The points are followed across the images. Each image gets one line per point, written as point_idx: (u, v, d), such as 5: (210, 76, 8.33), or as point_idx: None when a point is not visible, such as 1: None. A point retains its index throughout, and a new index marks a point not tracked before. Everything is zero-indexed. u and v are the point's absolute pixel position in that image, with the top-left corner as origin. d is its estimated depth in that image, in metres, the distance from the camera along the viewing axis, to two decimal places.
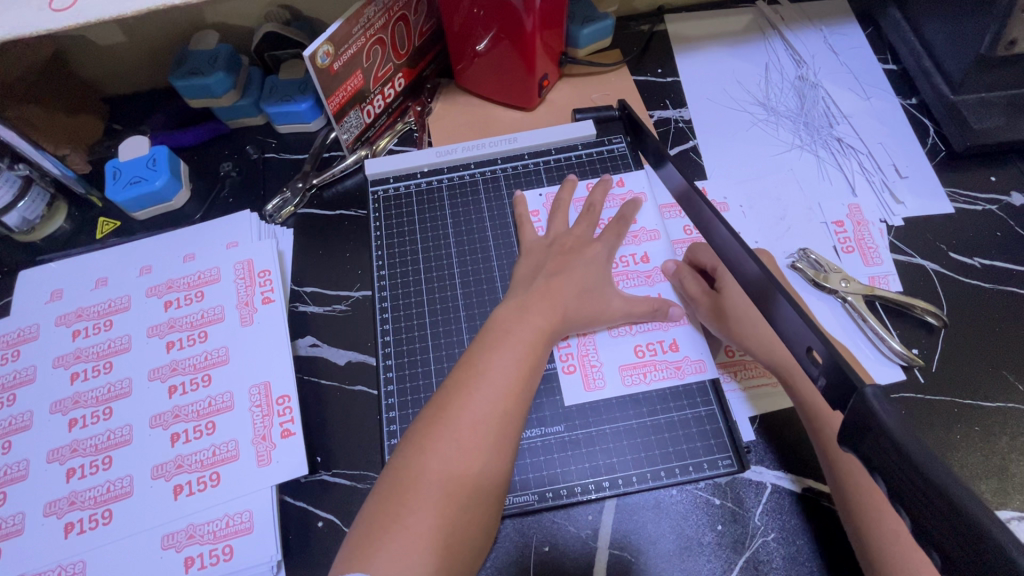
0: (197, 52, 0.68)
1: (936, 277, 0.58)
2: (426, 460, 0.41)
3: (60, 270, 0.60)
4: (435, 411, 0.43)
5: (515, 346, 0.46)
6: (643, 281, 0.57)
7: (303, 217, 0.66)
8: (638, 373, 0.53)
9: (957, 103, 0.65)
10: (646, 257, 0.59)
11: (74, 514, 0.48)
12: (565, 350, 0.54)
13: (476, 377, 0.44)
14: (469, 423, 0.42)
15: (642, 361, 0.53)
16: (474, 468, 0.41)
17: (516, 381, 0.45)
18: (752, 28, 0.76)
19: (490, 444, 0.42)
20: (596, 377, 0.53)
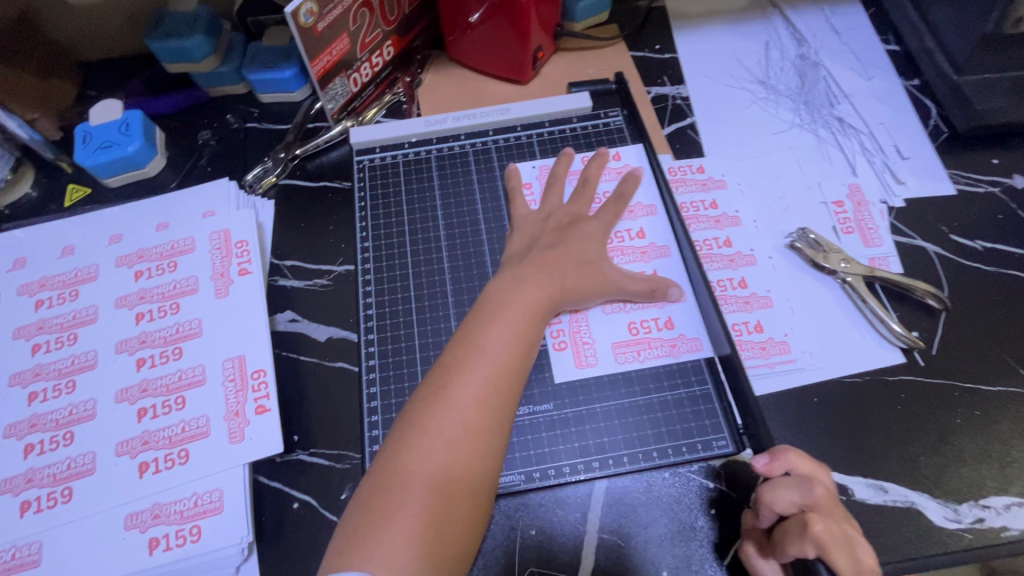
0: (176, 14, 0.65)
1: (937, 259, 0.57)
2: (426, 439, 0.39)
3: (24, 238, 0.57)
4: (433, 386, 0.41)
5: (513, 321, 0.44)
6: (638, 258, 0.55)
7: (285, 189, 0.63)
8: (631, 351, 0.51)
9: (961, 82, 0.63)
10: (643, 233, 0.56)
11: (30, 493, 0.45)
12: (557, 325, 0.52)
13: (475, 350, 0.42)
14: (469, 400, 0.40)
15: (635, 338, 0.51)
16: (476, 445, 0.39)
17: (515, 353, 0.43)
18: (752, 6, 0.74)
19: (493, 420, 0.40)
20: (588, 354, 0.50)
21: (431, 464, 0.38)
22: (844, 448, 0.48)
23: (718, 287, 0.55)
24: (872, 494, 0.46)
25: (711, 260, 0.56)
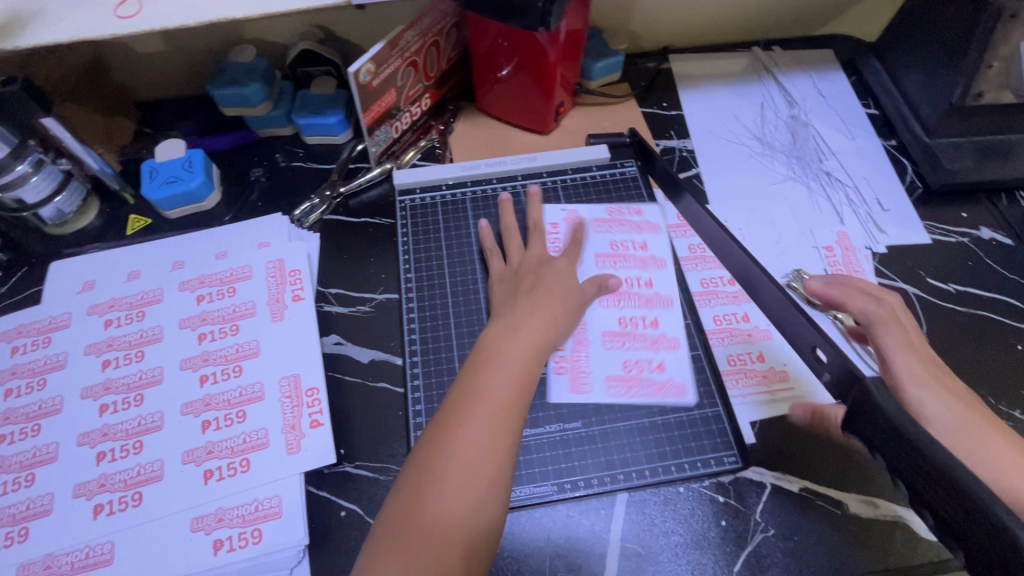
0: (236, 64, 0.72)
1: (916, 300, 0.64)
2: (454, 437, 0.41)
3: (94, 263, 0.63)
4: (460, 392, 0.44)
5: (526, 335, 0.49)
6: (642, 303, 0.61)
7: (329, 223, 0.68)
8: (621, 386, 0.56)
9: (932, 145, 0.72)
10: (647, 281, 0.63)
11: (103, 496, 0.50)
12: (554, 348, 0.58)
13: (496, 359, 0.46)
14: (494, 402, 0.43)
15: (627, 375, 0.57)
16: (500, 446, 0.42)
17: (529, 367, 0.47)
18: (748, 70, 0.83)
19: (513, 421, 0.43)
20: (588, 379, 0.56)
21: (461, 460, 0.41)
22: (839, 466, 0.53)
23: (724, 320, 0.61)
24: (866, 509, 0.52)
25: (717, 296, 0.63)
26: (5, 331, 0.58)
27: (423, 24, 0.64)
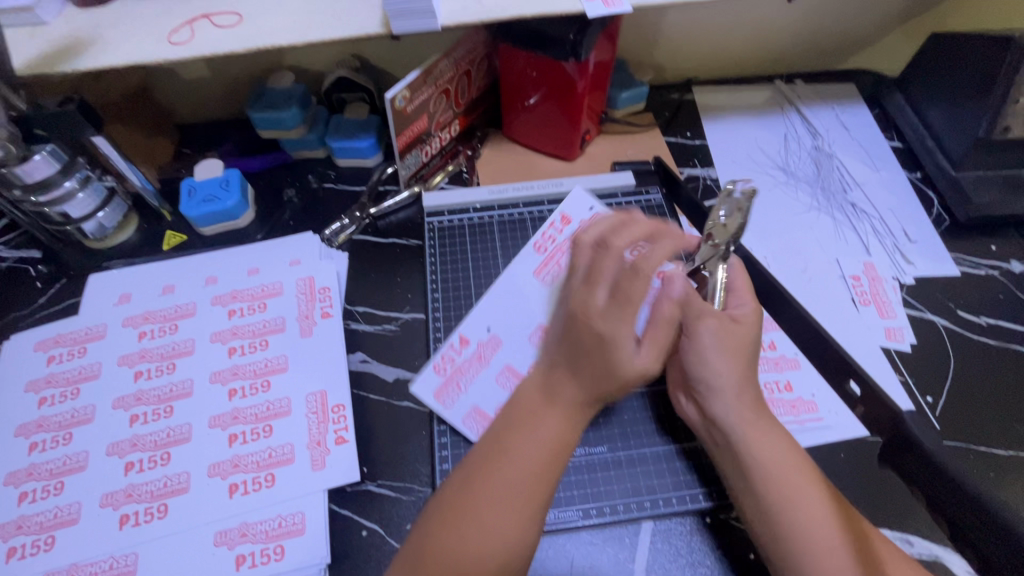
0: (274, 89, 0.74)
1: (946, 332, 0.63)
2: (462, 522, 0.41)
3: (131, 276, 0.64)
4: (480, 467, 0.43)
5: (558, 412, 0.45)
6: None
7: (358, 243, 0.70)
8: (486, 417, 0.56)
9: (958, 177, 0.72)
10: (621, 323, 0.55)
11: (129, 507, 0.50)
12: (453, 407, 0.56)
13: (518, 441, 0.44)
14: (518, 471, 0.43)
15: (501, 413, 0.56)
16: (511, 526, 0.41)
17: (563, 437, 0.45)
18: (771, 102, 0.84)
19: (528, 513, 0.42)
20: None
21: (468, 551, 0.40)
22: (870, 501, 0.52)
23: None
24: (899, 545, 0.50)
25: None
26: (42, 340, 0.60)
27: (457, 54, 0.67)
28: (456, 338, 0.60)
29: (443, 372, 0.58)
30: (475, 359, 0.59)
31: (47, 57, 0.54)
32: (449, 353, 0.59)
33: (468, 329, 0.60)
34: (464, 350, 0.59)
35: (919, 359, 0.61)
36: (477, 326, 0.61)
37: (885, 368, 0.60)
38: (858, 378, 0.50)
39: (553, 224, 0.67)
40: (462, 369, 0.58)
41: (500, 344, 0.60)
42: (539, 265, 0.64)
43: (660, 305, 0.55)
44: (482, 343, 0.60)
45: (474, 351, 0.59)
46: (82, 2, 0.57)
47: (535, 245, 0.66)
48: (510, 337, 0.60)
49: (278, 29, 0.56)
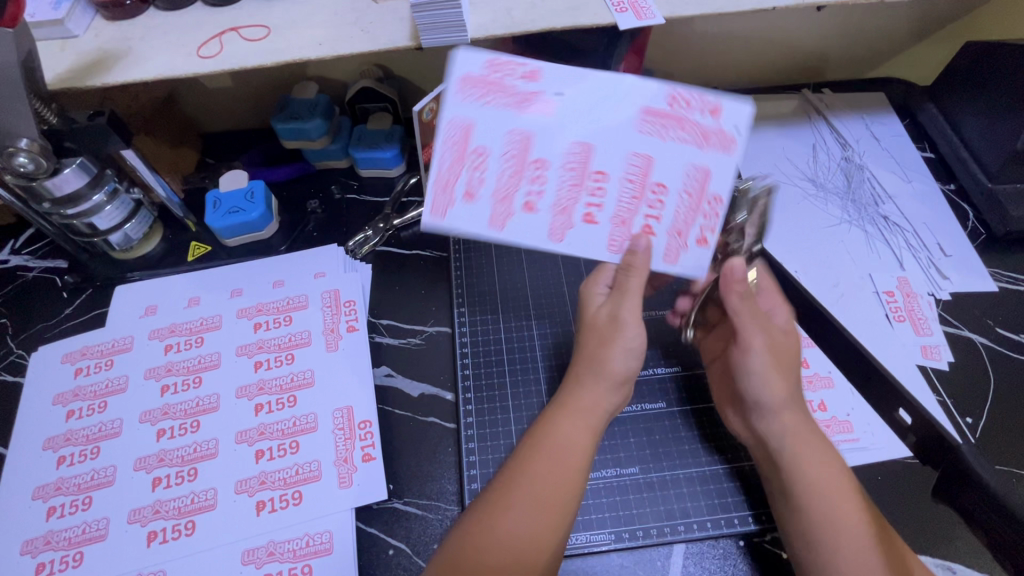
0: (298, 100, 0.74)
1: (985, 350, 0.61)
2: (488, 536, 0.42)
3: (157, 288, 0.64)
4: (501, 481, 0.45)
5: (576, 416, 0.48)
6: (627, 206, 0.51)
7: (381, 254, 0.69)
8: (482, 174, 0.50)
9: (995, 190, 0.70)
10: (663, 186, 0.50)
11: (157, 524, 0.50)
12: (442, 218, 0.50)
13: (540, 448, 0.46)
14: (537, 481, 0.44)
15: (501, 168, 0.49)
16: (531, 534, 0.42)
17: (583, 448, 0.46)
18: (798, 112, 0.83)
19: (552, 521, 0.43)
20: (506, 220, 0.51)
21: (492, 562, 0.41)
22: (910, 527, 0.51)
23: None
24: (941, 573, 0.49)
25: None
26: (70, 352, 0.60)
27: None
28: (519, 60, 0.49)
29: (475, 99, 0.48)
30: (490, 120, 0.48)
31: (76, 72, 0.54)
32: (499, 100, 0.48)
33: (544, 73, 0.48)
34: (505, 94, 0.48)
35: (957, 378, 0.59)
36: (550, 80, 0.49)
37: (922, 387, 0.58)
38: (909, 407, 0.49)
39: (702, 98, 0.49)
40: (499, 90, 0.48)
41: (531, 137, 0.49)
42: (665, 108, 0.48)
43: (673, 245, 0.51)
44: (523, 114, 0.48)
45: (487, 120, 0.49)
46: (111, 16, 0.58)
47: (671, 95, 0.48)
48: (566, 117, 0.49)
49: (306, 43, 0.56)
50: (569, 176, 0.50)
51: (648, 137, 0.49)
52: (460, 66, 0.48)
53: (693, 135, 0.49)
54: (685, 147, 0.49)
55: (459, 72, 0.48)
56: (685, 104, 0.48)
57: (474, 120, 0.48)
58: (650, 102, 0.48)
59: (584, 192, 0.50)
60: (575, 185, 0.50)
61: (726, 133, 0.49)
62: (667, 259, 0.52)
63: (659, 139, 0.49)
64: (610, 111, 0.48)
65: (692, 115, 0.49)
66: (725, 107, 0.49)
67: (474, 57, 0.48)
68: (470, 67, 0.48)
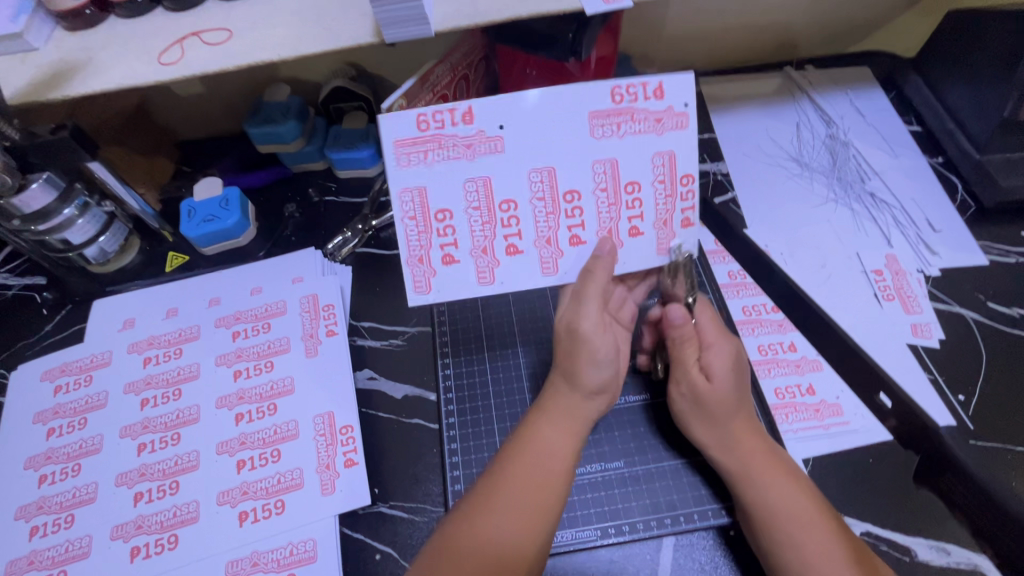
0: (270, 103, 0.73)
1: (976, 326, 0.60)
2: (479, 537, 0.41)
3: (135, 301, 0.64)
4: (488, 481, 0.45)
5: (558, 420, 0.48)
6: (609, 215, 0.50)
7: (362, 256, 0.68)
8: (416, 150, 0.47)
9: (983, 161, 0.68)
10: (635, 184, 0.50)
11: (140, 539, 0.49)
12: (429, 293, 0.51)
13: (526, 448, 0.46)
14: (523, 481, 0.44)
15: (478, 211, 0.49)
16: (520, 533, 0.42)
17: (565, 450, 0.46)
18: (781, 91, 0.82)
19: (540, 522, 0.43)
20: (494, 273, 0.51)
21: (482, 563, 0.40)
22: (904, 510, 0.50)
23: (770, 350, 0.59)
24: (936, 556, 0.48)
25: (761, 324, 0.61)
26: (50, 369, 0.60)
27: (452, 58, 0.64)
28: (447, 106, 0.47)
29: (421, 164, 0.48)
30: (443, 175, 0.48)
31: (36, 85, 0.53)
32: (447, 155, 0.48)
33: (477, 111, 0.47)
34: (449, 145, 0.47)
35: (949, 355, 0.58)
36: (488, 117, 0.47)
37: (912, 366, 0.57)
38: (889, 391, 0.49)
39: (643, 84, 0.48)
40: (444, 142, 0.47)
41: (491, 180, 0.48)
42: (612, 106, 0.47)
43: (663, 236, 0.51)
44: (475, 159, 0.48)
45: (439, 175, 0.48)
46: (71, 26, 0.57)
47: (613, 90, 0.47)
48: (518, 151, 0.48)
49: (268, 44, 0.55)
50: (540, 206, 0.49)
51: (604, 141, 0.48)
52: (387, 131, 0.47)
53: (651, 122, 0.48)
54: (641, 139, 0.48)
55: (390, 138, 0.47)
56: (631, 97, 0.48)
57: (428, 183, 0.48)
58: (596, 106, 0.48)
59: (561, 218, 0.50)
60: (548, 216, 0.50)
61: (677, 111, 0.48)
62: (657, 249, 0.52)
63: (616, 138, 0.48)
64: (523, 129, 0.48)
65: (642, 105, 0.48)
66: (668, 86, 0.48)
67: (395, 118, 0.47)
68: (398, 133, 0.47)
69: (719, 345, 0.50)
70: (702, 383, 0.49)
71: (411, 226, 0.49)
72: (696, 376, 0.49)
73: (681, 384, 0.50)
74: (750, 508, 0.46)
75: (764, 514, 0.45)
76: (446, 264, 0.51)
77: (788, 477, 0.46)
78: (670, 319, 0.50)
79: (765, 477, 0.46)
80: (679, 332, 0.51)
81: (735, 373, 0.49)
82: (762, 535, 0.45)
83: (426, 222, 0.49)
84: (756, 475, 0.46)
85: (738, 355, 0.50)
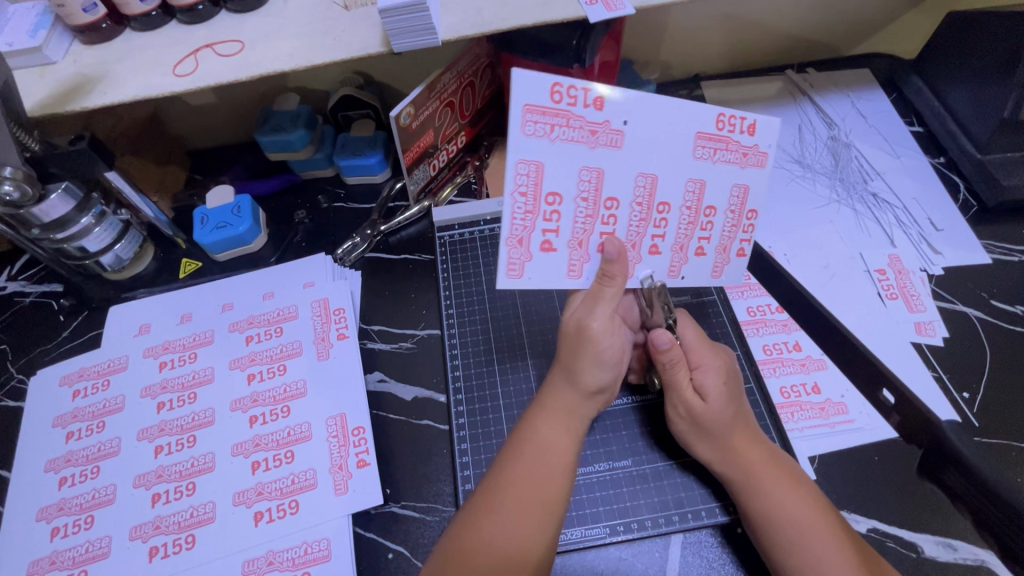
0: (280, 112, 0.74)
1: (979, 323, 0.60)
2: (482, 547, 0.42)
3: (150, 307, 0.65)
4: (489, 486, 0.45)
5: (553, 418, 0.48)
6: (637, 230, 0.49)
7: (371, 260, 0.69)
8: (542, 123, 0.43)
9: (985, 161, 0.69)
10: (713, 209, 0.51)
11: (158, 539, 0.51)
12: (520, 277, 0.49)
13: (524, 450, 0.46)
14: (525, 484, 0.44)
15: (586, 203, 0.47)
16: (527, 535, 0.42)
17: (563, 449, 0.47)
18: (782, 93, 0.82)
19: (544, 520, 0.43)
20: (583, 267, 0.50)
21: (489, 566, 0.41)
22: (909, 507, 0.50)
23: (775, 350, 0.60)
24: (943, 552, 0.48)
25: (766, 324, 0.62)
26: (67, 374, 0.61)
27: (460, 66, 0.65)
28: (584, 84, 0.43)
29: (544, 137, 0.44)
30: (564, 157, 0.45)
31: (55, 97, 0.55)
32: (571, 136, 0.44)
33: (610, 100, 0.43)
34: (576, 125, 0.44)
35: (952, 353, 0.59)
36: (619, 106, 0.44)
37: (916, 364, 0.58)
38: (891, 386, 0.53)
39: (744, 117, 0.48)
40: (571, 121, 0.43)
41: (604, 174, 0.46)
42: (712, 130, 0.47)
43: (677, 260, 0.52)
44: (596, 148, 0.45)
45: (559, 155, 0.44)
46: (88, 40, 0.58)
47: (720, 116, 0.47)
48: (636, 152, 0.46)
49: (279, 55, 0.56)
50: (637, 212, 0.48)
51: (701, 163, 0.48)
52: (518, 93, 0.42)
53: (734, 153, 0.49)
54: (730, 168, 0.49)
55: (521, 101, 0.42)
56: (730, 127, 0.48)
57: (547, 162, 0.44)
58: (704, 126, 0.47)
59: (598, 222, 0.48)
60: (587, 218, 0.47)
61: (762, 150, 0.50)
62: (713, 272, 0.54)
63: (708, 162, 0.48)
64: (648, 131, 0.46)
65: (737, 137, 0.48)
66: (761, 126, 0.49)
67: (534, 81, 0.42)
68: (531, 96, 0.42)
69: (707, 362, 0.50)
70: (697, 403, 0.48)
71: (521, 204, 0.45)
72: (691, 398, 0.49)
73: (677, 406, 0.50)
74: (757, 517, 0.46)
75: (770, 522, 0.45)
76: (542, 251, 0.48)
77: (790, 481, 0.47)
78: (655, 345, 0.48)
79: (769, 485, 0.46)
80: (668, 357, 0.48)
81: (727, 389, 0.49)
82: (770, 541, 0.45)
83: (537, 203, 0.46)
84: (759, 482, 0.47)
85: (727, 370, 0.50)
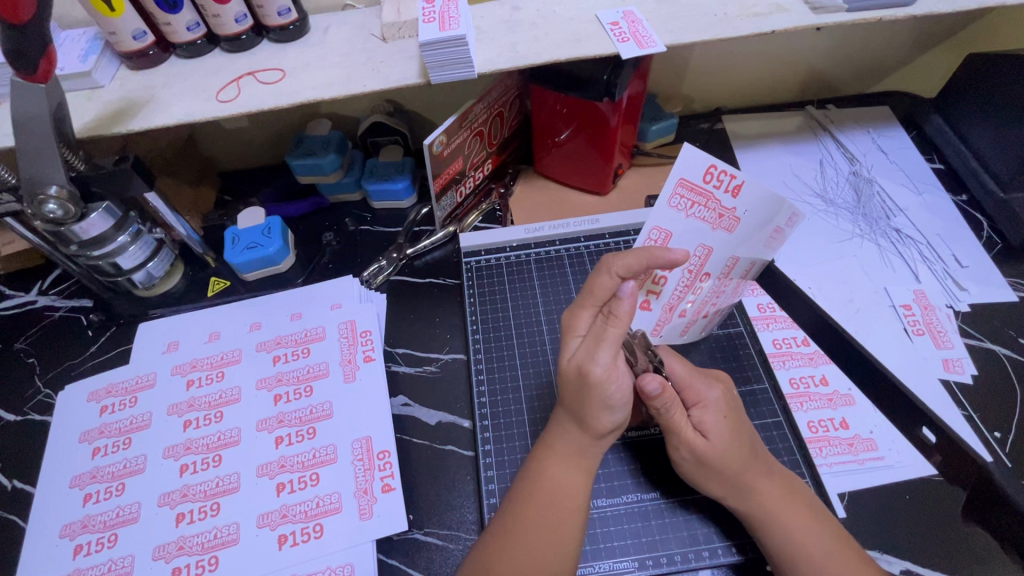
0: (313, 136, 0.76)
1: (1008, 362, 0.60)
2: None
3: (179, 324, 0.66)
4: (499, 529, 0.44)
5: (565, 458, 0.46)
6: (714, 302, 0.56)
7: (396, 284, 0.70)
8: (686, 200, 0.50)
9: (1008, 199, 0.69)
10: None
11: (181, 560, 0.50)
12: None
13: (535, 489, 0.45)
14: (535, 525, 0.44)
15: (685, 278, 0.54)
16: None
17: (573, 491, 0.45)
18: (803, 128, 0.84)
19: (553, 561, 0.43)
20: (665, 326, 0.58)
21: None
22: (944, 551, 0.49)
23: (802, 384, 0.59)
24: None
25: (791, 357, 0.62)
26: (96, 390, 0.61)
27: (490, 97, 0.67)
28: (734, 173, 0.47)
29: (682, 210, 0.51)
30: (692, 231, 0.52)
31: (102, 121, 0.56)
32: (704, 215, 0.50)
33: (747, 192, 0.47)
34: (712, 207, 0.49)
35: (983, 392, 0.58)
36: (752, 202, 0.48)
37: (946, 402, 0.57)
38: (933, 426, 0.51)
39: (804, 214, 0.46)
40: (710, 203, 0.49)
41: (713, 254, 0.52)
42: (780, 223, 0.47)
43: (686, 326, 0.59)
44: (717, 230, 0.50)
45: (689, 229, 0.52)
46: (135, 66, 0.61)
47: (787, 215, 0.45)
48: (742, 240, 0.49)
49: (319, 84, 0.58)
50: (719, 288, 0.54)
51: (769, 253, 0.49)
52: (677, 168, 0.49)
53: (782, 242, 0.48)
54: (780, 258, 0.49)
55: (676, 174, 0.49)
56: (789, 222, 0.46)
57: (678, 232, 0.52)
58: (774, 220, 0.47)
59: (690, 293, 0.55)
60: (685, 288, 0.55)
61: None
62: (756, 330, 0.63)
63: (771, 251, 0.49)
64: (760, 224, 0.48)
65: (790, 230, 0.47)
66: None
67: (691, 162, 0.49)
68: (686, 173, 0.49)
69: (706, 396, 0.50)
70: (700, 442, 0.47)
71: None
72: (694, 438, 0.48)
73: (680, 448, 0.48)
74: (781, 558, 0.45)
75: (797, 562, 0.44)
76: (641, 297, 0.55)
77: (808, 515, 0.46)
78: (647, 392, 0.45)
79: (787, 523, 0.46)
80: (661, 402, 0.46)
81: (729, 422, 0.49)
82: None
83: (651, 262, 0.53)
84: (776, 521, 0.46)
85: (726, 401, 0.50)
